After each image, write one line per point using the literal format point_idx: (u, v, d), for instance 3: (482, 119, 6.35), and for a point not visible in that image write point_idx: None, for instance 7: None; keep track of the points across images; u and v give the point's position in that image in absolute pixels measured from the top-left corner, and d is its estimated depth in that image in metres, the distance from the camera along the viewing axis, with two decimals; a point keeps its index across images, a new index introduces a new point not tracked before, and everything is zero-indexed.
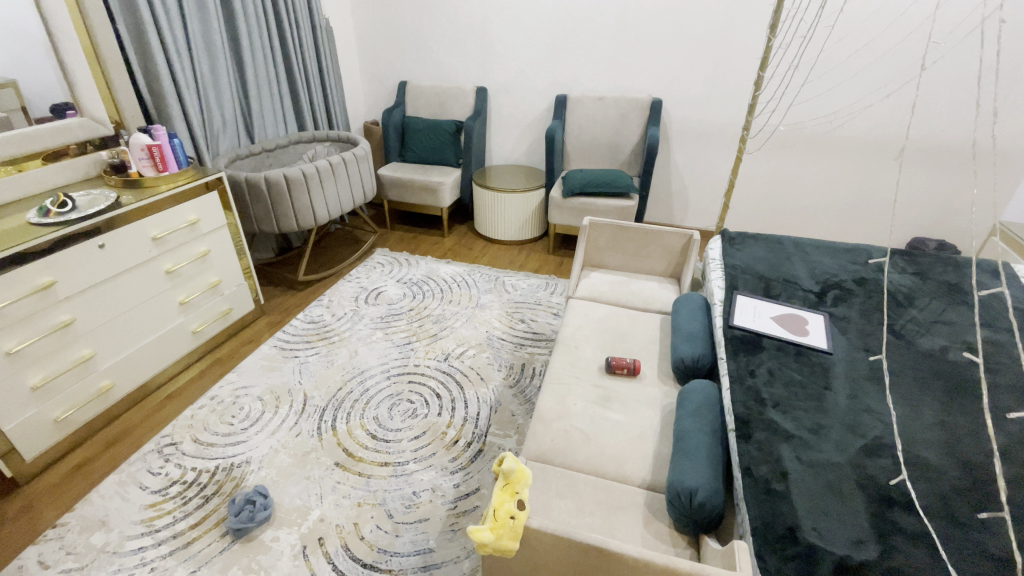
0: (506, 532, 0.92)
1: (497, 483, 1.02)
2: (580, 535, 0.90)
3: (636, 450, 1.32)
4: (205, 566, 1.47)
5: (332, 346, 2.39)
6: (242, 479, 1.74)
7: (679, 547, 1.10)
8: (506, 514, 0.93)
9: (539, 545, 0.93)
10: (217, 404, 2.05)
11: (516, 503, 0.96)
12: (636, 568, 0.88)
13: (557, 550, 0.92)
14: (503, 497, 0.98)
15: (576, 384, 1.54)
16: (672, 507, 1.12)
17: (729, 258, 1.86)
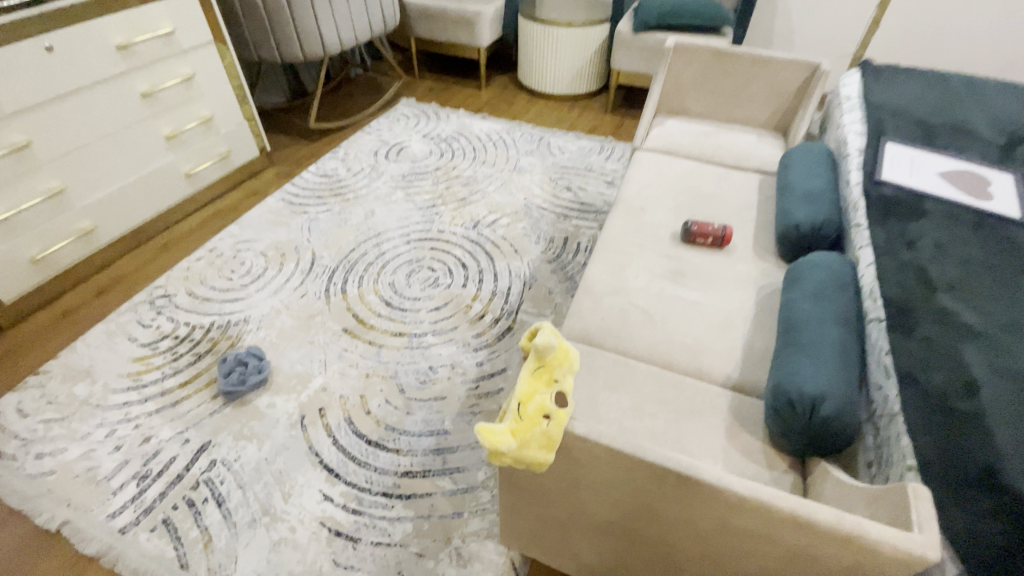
0: (537, 441, 0.61)
1: (527, 366, 0.70)
2: (641, 451, 0.59)
3: (720, 341, 0.96)
4: (194, 428, 1.30)
5: (346, 203, 2.05)
6: (238, 339, 1.53)
7: (779, 470, 0.78)
8: (540, 414, 0.62)
9: (578, 458, 0.63)
10: (216, 257, 1.81)
11: (555, 399, 0.63)
12: (731, 509, 0.56)
13: (605, 469, 0.62)
14: (534, 387, 0.66)
15: (640, 253, 1.16)
16: (773, 419, 0.78)
17: (874, 97, 1.32)
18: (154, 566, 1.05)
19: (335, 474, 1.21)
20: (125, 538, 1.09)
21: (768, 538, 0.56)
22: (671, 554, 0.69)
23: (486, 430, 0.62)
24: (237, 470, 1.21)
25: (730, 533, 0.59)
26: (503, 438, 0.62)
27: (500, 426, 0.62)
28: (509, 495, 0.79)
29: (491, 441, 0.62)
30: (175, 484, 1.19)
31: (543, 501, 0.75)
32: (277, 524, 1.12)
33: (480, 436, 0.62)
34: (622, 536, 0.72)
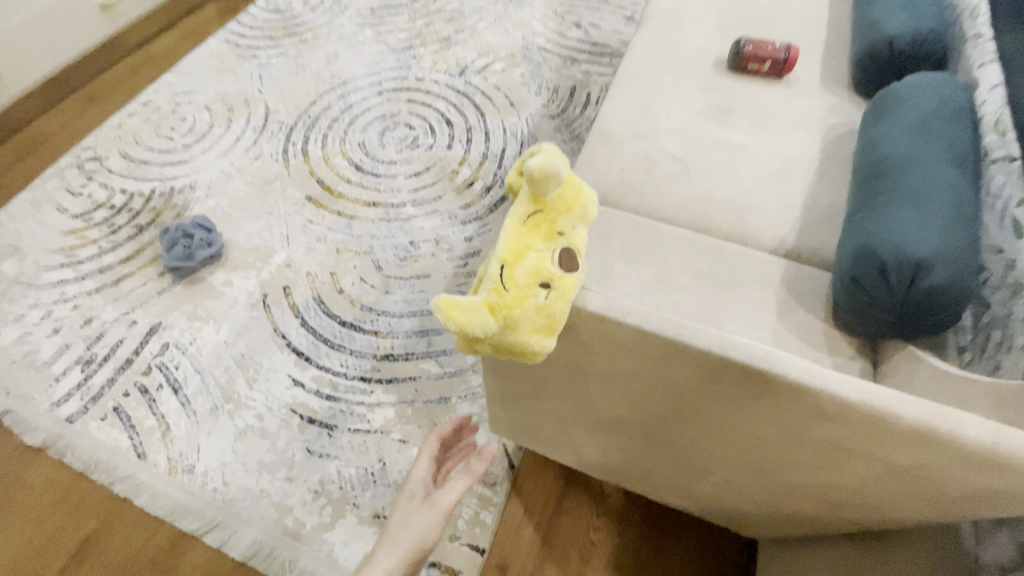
0: (529, 323, 0.44)
1: (509, 210, 0.47)
2: (709, 342, 0.43)
3: (773, 198, 0.74)
4: (141, 309, 1.13)
5: (304, 46, 1.68)
6: (185, 209, 1.30)
7: (844, 359, 0.60)
8: (535, 284, 0.43)
9: (610, 343, 0.47)
10: (152, 113, 1.51)
11: (554, 263, 0.45)
12: (826, 419, 0.42)
13: (647, 362, 0.47)
14: (521, 240, 0.45)
15: (673, 86, 0.88)
16: (850, 295, 0.58)
17: None
18: (108, 455, 0.95)
19: (306, 358, 1.06)
20: (73, 427, 0.98)
21: (866, 454, 0.43)
22: (696, 461, 0.57)
23: (450, 305, 0.42)
24: (193, 354, 1.07)
25: (807, 447, 0.46)
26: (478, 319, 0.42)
27: (472, 300, 0.43)
28: (499, 385, 0.63)
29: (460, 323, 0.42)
30: (125, 369, 1.05)
31: (544, 394, 0.60)
32: (242, 411, 1.00)
33: (442, 314, 0.43)
34: (643, 439, 0.58)
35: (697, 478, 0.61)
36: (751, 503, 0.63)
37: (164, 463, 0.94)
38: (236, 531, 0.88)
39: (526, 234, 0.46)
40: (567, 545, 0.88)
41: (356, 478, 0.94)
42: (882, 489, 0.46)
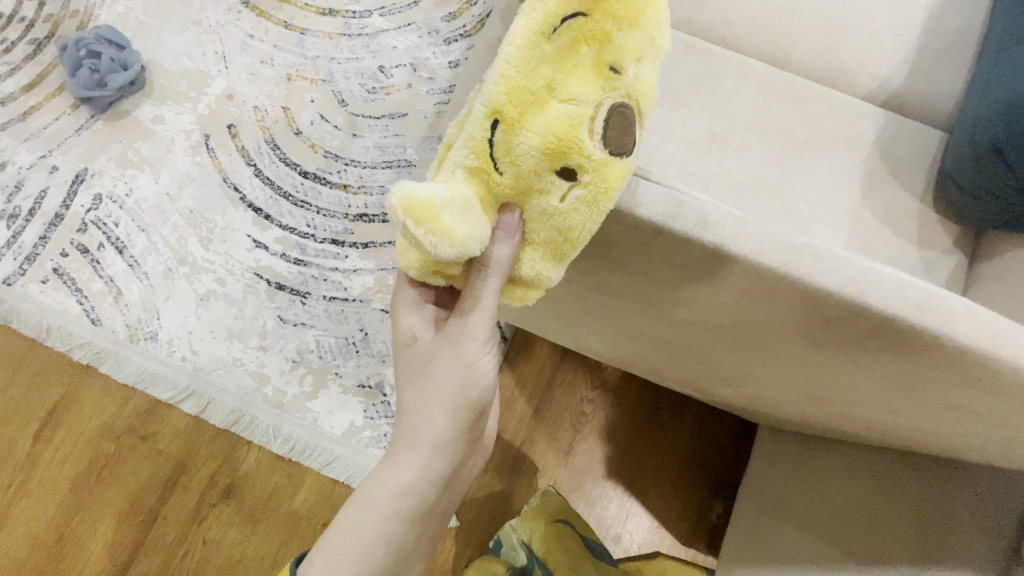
0: (538, 231, 0.36)
1: (521, 21, 0.32)
2: (856, 286, 0.34)
3: (869, 24, 0.56)
4: (60, 152, 0.93)
5: None
6: (89, 17, 1.01)
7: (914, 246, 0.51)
8: (552, 171, 0.33)
9: (706, 268, 0.37)
10: None
11: (595, 134, 0.32)
12: (971, 389, 0.35)
13: (745, 300, 0.38)
14: (538, 79, 0.32)
15: None
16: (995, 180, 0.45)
17: None
18: (60, 320, 0.86)
19: (265, 215, 0.90)
20: (14, 291, 0.87)
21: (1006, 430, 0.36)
22: (747, 389, 0.52)
23: (423, 212, 0.31)
24: (133, 209, 0.91)
25: (914, 404, 0.39)
26: (462, 227, 0.32)
27: (447, 204, 0.32)
28: (547, 305, 0.55)
29: (432, 238, 0.32)
30: (57, 225, 0.90)
31: (585, 304, 0.52)
32: (200, 275, 0.88)
33: (399, 219, 0.32)
34: (689, 360, 0.52)
35: (732, 394, 0.58)
36: (779, 418, 0.60)
37: (123, 330, 0.86)
38: (212, 400, 0.84)
39: (551, 67, 0.32)
40: (561, 416, 0.85)
41: (336, 348, 0.86)
42: (988, 452, 0.40)
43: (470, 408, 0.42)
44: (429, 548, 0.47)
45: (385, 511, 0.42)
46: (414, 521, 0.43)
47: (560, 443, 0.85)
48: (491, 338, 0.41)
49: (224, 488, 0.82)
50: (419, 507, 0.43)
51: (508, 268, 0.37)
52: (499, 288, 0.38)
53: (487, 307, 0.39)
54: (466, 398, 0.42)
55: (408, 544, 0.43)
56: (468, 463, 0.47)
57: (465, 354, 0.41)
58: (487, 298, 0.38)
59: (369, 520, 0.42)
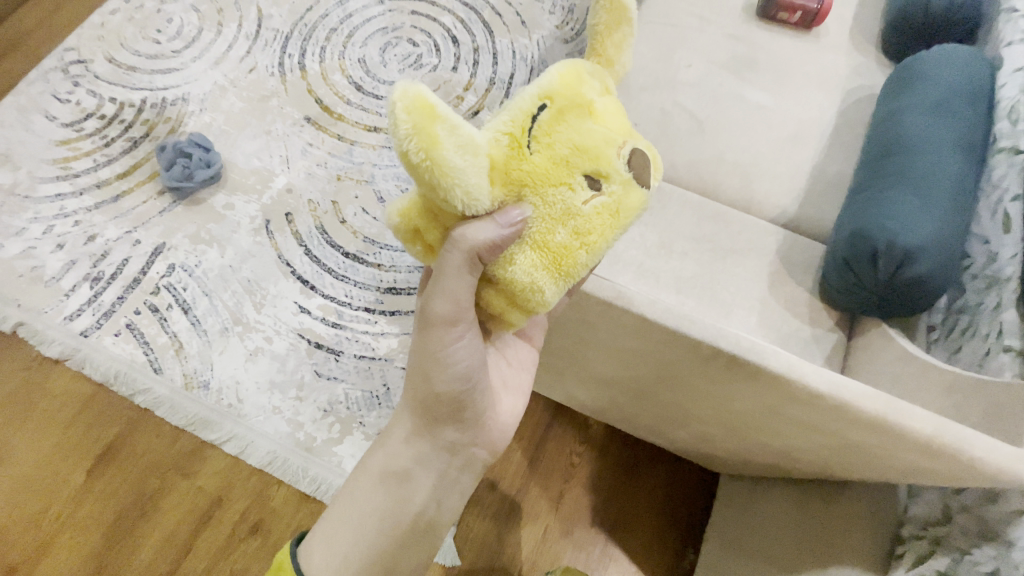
0: (549, 224, 0.40)
1: (561, 64, 0.42)
2: (705, 333, 0.50)
3: (780, 165, 0.77)
4: (143, 228, 1.13)
5: None
6: (179, 124, 1.25)
7: (821, 326, 0.68)
8: (578, 173, 0.40)
9: (616, 324, 0.54)
10: (136, 12, 1.41)
11: (620, 159, 0.40)
12: (795, 403, 0.47)
13: (640, 340, 0.54)
14: (577, 102, 0.40)
15: (696, 33, 0.84)
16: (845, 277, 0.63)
17: None
18: (126, 368, 1.01)
19: (311, 286, 1.09)
20: (89, 341, 1.02)
21: (831, 436, 0.48)
22: (689, 425, 0.66)
23: (425, 118, 0.34)
24: (200, 276, 1.09)
25: (777, 420, 0.52)
26: (459, 156, 0.36)
27: (460, 136, 0.36)
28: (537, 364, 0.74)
29: (420, 141, 0.34)
30: (134, 288, 1.08)
31: (561, 358, 0.68)
32: (251, 334, 1.05)
33: (394, 110, 0.34)
34: (648, 404, 0.67)
35: (685, 436, 0.72)
36: (735, 463, 0.74)
37: (181, 378, 1.01)
38: (252, 442, 0.97)
39: (586, 99, 0.40)
40: (553, 467, 0.99)
41: (362, 400, 1.01)
42: (843, 462, 0.50)
43: (432, 394, 0.51)
44: (433, 540, 0.55)
45: (372, 483, 0.53)
46: (399, 499, 0.53)
47: (551, 491, 0.97)
48: (459, 329, 0.47)
49: (253, 524, 0.92)
50: (398, 482, 0.53)
51: (482, 249, 0.40)
52: (470, 268, 0.42)
53: (453, 290, 0.44)
54: (432, 383, 0.50)
55: (398, 523, 0.53)
56: (456, 454, 0.54)
57: (429, 346, 0.48)
58: (454, 279, 0.43)
59: (361, 491, 0.54)
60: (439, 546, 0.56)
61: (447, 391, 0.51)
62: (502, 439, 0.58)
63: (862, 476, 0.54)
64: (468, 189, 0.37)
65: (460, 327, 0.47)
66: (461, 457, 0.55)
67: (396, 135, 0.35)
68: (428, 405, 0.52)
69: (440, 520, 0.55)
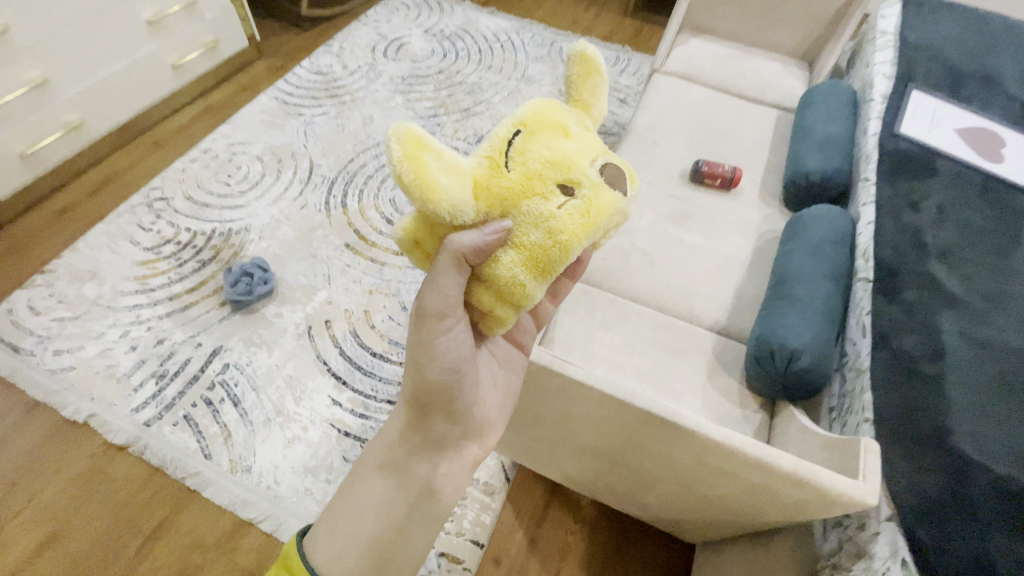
0: (525, 228, 0.50)
1: (534, 103, 0.53)
2: (642, 400, 0.65)
3: (713, 285, 1.02)
4: (205, 333, 1.36)
5: (344, 107, 1.94)
6: (241, 248, 1.54)
7: (749, 408, 0.87)
8: (551, 183, 0.50)
9: (573, 397, 0.69)
10: (211, 161, 1.76)
11: (586, 170, 0.50)
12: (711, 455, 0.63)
13: (599, 410, 0.69)
14: (543, 130, 0.51)
15: (646, 191, 1.15)
16: (759, 369, 0.84)
17: (913, 35, 1.24)
18: (180, 454, 1.17)
19: (343, 381, 1.29)
20: (151, 429, 1.20)
21: (740, 478, 0.65)
22: (651, 486, 0.82)
23: (415, 146, 0.45)
24: (250, 374, 1.30)
25: (704, 468, 0.67)
26: (445, 174, 0.46)
27: (445, 158, 0.46)
28: (529, 441, 0.92)
29: (409, 164, 0.44)
30: (193, 384, 1.27)
31: (544, 431, 0.85)
32: (290, 423, 1.23)
33: (390, 141, 0.44)
34: (621, 471, 0.83)
35: (656, 501, 0.88)
36: (697, 526, 0.88)
37: (227, 462, 1.17)
38: (285, 521, 1.10)
39: (552, 126, 0.51)
40: (549, 545, 1.12)
41: None
42: (755, 496, 0.67)
43: (423, 387, 0.59)
44: (430, 530, 0.62)
45: (372, 474, 0.62)
46: (396, 488, 0.61)
47: (549, 568, 1.09)
48: (450, 323, 0.56)
49: None
50: (395, 473, 0.62)
51: (468, 250, 0.49)
52: (458, 270, 0.51)
53: (444, 289, 0.52)
54: (422, 377, 0.59)
55: (396, 512, 0.60)
56: (444, 447, 0.63)
57: (421, 341, 0.56)
58: (445, 280, 0.51)
59: (365, 482, 0.62)
60: (435, 536, 0.63)
61: (438, 381, 0.59)
62: (487, 435, 0.66)
63: (778, 514, 0.69)
64: (452, 202, 0.46)
65: (448, 321, 0.55)
66: (449, 449, 0.63)
67: (391, 160, 0.45)
68: (419, 400, 0.60)
69: (435, 509, 0.62)
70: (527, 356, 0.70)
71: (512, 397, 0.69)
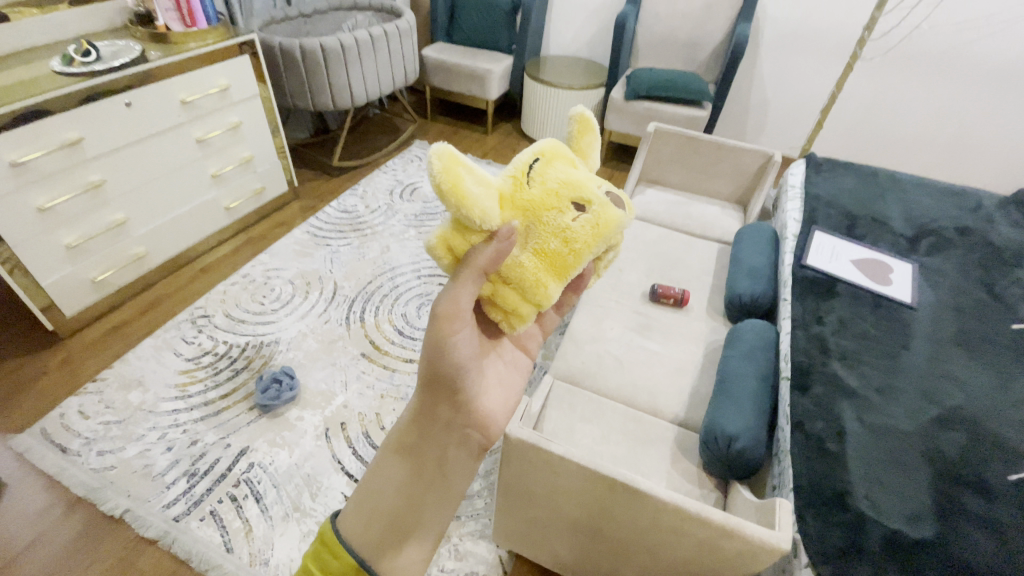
0: (547, 235, 0.59)
1: (547, 140, 0.66)
2: (610, 468, 0.84)
3: (672, 385, 1.24)
4: (234, 434, 1.53)
5: (365, 239, 2.30)
6: (270, 358, 1.76)
7: (706, 488, 1.04)
8: (567, 201, 0.60)
9: (556, 469, 0.88)
10: (249, 283, 2.05)
11: (595, 191, 0.62)
12: (664, 513, 0.81)
13: (577, 479, 0.87)
14: (556, 160, 0.63)
15: (616, 308, 1.43)
16: (706, 451, 1.03)
17: (813, 188, 1.62)
18: (204, 548, 1.27)
19: (354, 479, 1.43)
20: (179, 525, 1.31)
21: (690, 536, 0.82)
22: (626, 557, 0.96)
23: (453, 160, 0.52)
24: (271, 472, 1.44)
25: (662, 528, 0.84)
26: (478, 186, 0.54)
27: (477, 175, 0.55)
28: (522, 521, 1.06)
29: (448, 176, 0.51)
30: (220, 482, 1.41)
31: (535, 510, 1.00)
32: (306, 518, 1.35)
33: (431, 159, 0.51)
34: (598, 543, 0.97)
35: None
36: None
37: (247, 556, 1.27)
38: None
39: (562, 160, 0.63)
40: None
41: None
42: (705, 553, 0.83)
43: (433, 375, 0.59)
44: (448, 508, 0.60)
45: (385, 459, 0.60)
46: (410, 474, 0.59)
47: None
48: (462, 319, 0.58)
49: None
50: (409, 456, 0.60)
51: (487, 257, 0.55)
52: (482, 272, 0.56)
53: (469, 287, 0.56)
54: (434, 364, 0.59)
55: (412, 490, 0.59)
56: (453, 433, 0.61)
57: (433, 335, 0.58)
58: (469, 281, 0.56)
59: (382, 468, 0.60)
60: (452, 514, 0.60)
61: (446, 370, 0.59)
62: (497, 425, 0.64)
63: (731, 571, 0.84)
64: (483, 211, 0.53)
65: (460, 323, 0.57)
66: (459, 436, 0.61)
67: (431, 170, 0.51)
68: (429, 387, 0.60)
69: (452, 489, 0.60)
70: (533, 358, 0.74)
71: (517, 392, 0.70)
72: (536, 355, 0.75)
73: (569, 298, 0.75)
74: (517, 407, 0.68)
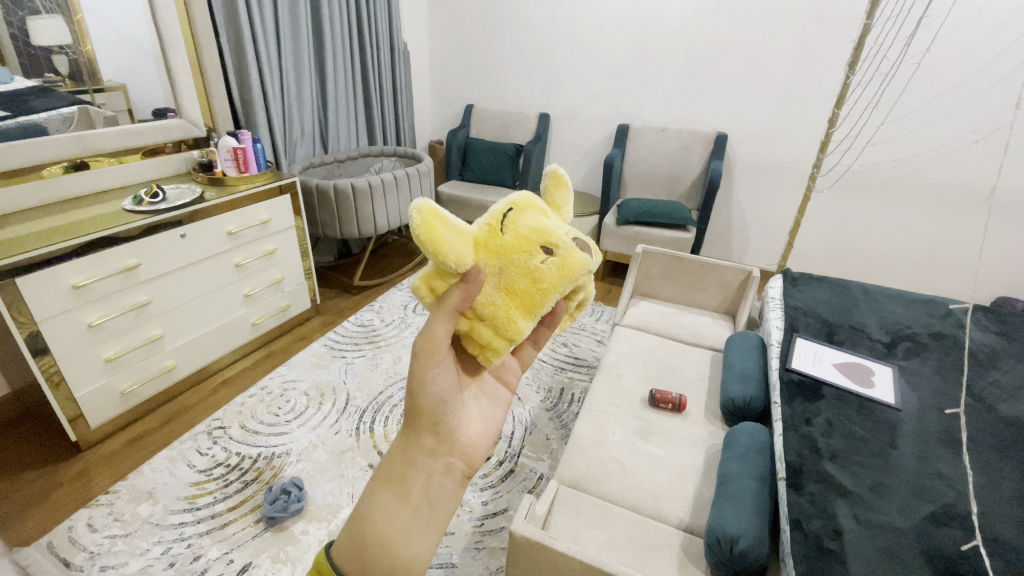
0: (518, 275, 0.72)
1: (524, 193, 0.80)
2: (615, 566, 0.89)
3: (675, 489, 1.27)
4: (238, 549, 1.51)
5: (378, 351, 2.44)
6: (280, 469, 1.79)
7: None
8: (536, 245, 0.73)
9: (561, 566, 0.93)
10: (266, 395, 2.14)
11: (562, 238, 0.75)
12: None
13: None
14: (528, 211, 0.77)
15: (616, 414, 1.50)
16: (710, 554, 1.04)
17: (791, 299, 1.79)
18: None
19: None
20: None
21: None
22: None
23: (433, 215, 0.65)
24: None
25: None
26: (455, 235, 0.67)
27: (455, 225, 0.68)
28: None
29: (425, 228, 0.64)
30: None
31: None
32: None
33: (413, 212, 0.65)
34: None
35: None
36: None
37: None
38: None
39: (533, 210, 0.78)
40: None
41: None
42: None
43: (416, 407, 0.66)
44: (436, 529, 0.63)
45: (374, 490, 0.63)
46: (399, 499, 0.62)
47: None
48: (441, 353, 0.66)
49: None
50: (396, 483, 0.63)
51: (461, 300, 0.64)
52: (457, 310, 0.65)
53: (444, 323, 0.65)
54: (417, 396, 0.66)
55: (402, 515, 0.61)
56: (437, 459, 0.66)
57: (415, 372, 0.65)
58: (445, 318, 0.65)
59: (372, 500, 0.62)
60: (440, 538, 0.62)
61: (429, 403, 0.66)
62: (477, 451, 0.70)
63: None
64: (457, 255, 0.65)
65: (441, 356, 0.66)
66: (443, 463, 0.66)
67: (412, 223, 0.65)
68: (413, 419, 0.67)
69: (438, 512, 0.63)
70: (511, 393, 0.81)
71: (496, 423, 0.76)
72: (516, 388, 0.82)
73: (543, 333, 0.84)
74: (497, 437, 0.74)
